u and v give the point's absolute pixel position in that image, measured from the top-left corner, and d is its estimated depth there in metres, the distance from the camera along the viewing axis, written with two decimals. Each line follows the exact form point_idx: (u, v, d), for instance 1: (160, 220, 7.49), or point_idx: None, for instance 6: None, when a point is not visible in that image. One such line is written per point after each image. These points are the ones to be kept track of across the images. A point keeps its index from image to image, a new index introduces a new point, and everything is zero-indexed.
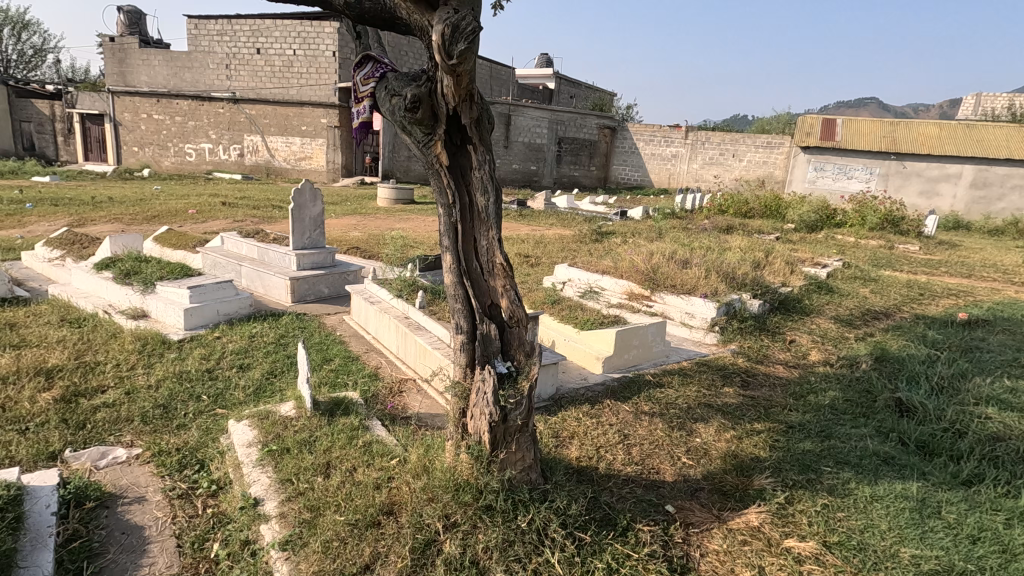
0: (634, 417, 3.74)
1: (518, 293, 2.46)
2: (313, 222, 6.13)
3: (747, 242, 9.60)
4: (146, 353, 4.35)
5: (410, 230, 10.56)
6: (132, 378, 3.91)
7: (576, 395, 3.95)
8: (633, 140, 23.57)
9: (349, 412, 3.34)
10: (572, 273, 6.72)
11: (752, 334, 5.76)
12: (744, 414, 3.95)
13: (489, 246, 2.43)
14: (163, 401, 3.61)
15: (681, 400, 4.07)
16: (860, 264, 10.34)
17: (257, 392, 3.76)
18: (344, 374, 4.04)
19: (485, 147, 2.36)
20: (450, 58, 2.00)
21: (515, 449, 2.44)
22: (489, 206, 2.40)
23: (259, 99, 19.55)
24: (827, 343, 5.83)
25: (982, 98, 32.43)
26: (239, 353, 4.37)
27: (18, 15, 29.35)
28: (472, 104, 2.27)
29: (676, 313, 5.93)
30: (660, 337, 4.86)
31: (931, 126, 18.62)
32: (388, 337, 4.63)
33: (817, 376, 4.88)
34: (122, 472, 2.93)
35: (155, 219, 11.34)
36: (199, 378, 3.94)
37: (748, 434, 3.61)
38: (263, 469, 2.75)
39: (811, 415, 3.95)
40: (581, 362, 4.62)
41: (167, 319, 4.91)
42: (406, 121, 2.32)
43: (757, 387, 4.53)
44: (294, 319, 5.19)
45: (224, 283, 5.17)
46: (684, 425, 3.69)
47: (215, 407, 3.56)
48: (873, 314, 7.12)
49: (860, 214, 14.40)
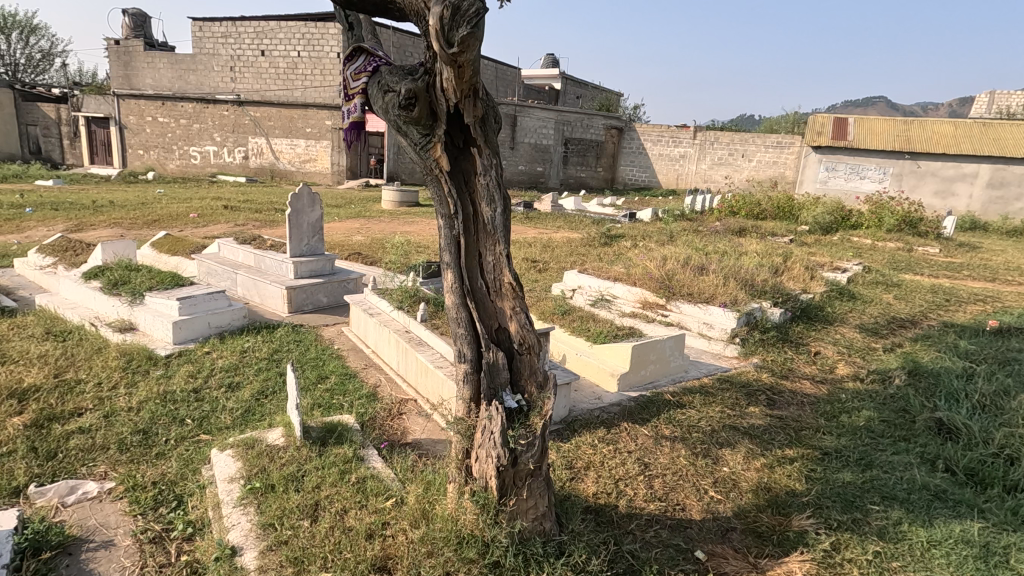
0: (655, 443, 3.43)
1: (529, 317, 2.16)
2: (311, 229, 5.86)
3: (764, 245, 9.26)
4: (130, 370, 4.08)
5: (414, 233, 10.30)
6: (113, 400, 3.63)
7: (590, 418, 3.64)
8: (641, 140, 23.16)
9: (342, 440, 3.04)
10: (583, 279, 6.44)
11: (775, 345, 5.42)
12: (773, 439, 3.62)
13: (496, 263, 2.14)
14: (143, 425, 3.34)
15: (704, 422, 3.75)
16: (879, 268, 9.97)
17: (245, 415, 3.47)
18: (339, 394, 3.74)
19: (491, 150, 2.07)
20: (449, 46, 1.71)
21: (526, 496, 2.11)
22: (497, 217, 2.10)
23: (264, 101, 19.39)
24: (854, 354, 5.49)
25: (997, 96, 31.65)
26: (229, 370, 4.09)
27: (26, 20, 29.42)
28: (476, 101, 1.98)
29: (693, 324, 5.59)
30: (678, 351, 4.54)
31: (946, 125, 18.18)
32: (388, 352, 4.35)
33: (847, 393, 4.54)
34: (91, 510, 2.65)
35: (155, 223, 11.13)
36: (183, 400, 3.65)
37: (779, 463, 3.29)
38: (244, 510, 2.45)
39: (847, 440, 3.62)
40: (594, 379, 4.31)
41: (155, 333, 4.65)
42: (401, 120, 2.04)
43: (784, 406, 4.20)
44: (290, 332, 4.91)
45: (216, 293, 4.89)
46: (709, 452, 3.39)
47: (199, 433, 3.29)
48: (899, 323, 6.75)
49: (877, 215, 14.00)
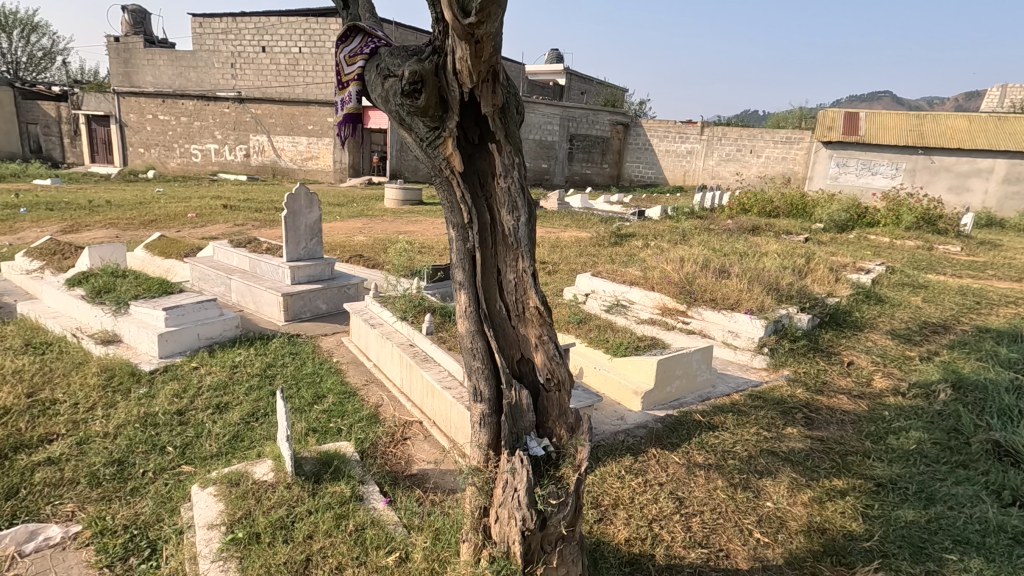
0: (687, 472, 3.08)
1: (558, 348, 1.82)
2: (309, 231, 5.51)
3: (783, 245, 8.86)
4: (110, 388, 3.75)
5: (418, 233, 9.97)
6: (89, 424, 3.30)
7: (615, 444, 3.29)
8: (648, 136, 22.68)
9: (339, 475, 2.70)
10: (597, 283, 6.11)
11: (806, 355, 5.05)
12: (818, 466, 3.26)
13: (518, 282, 1.80)
14: (119, 454, 3.01)
15: (740, 447, 3.39)
16: (902, 268, 9.54)
17: (233, 442, 3.14)
18: (337, 417, 3.40)
19: (513, 146, 1.74)
20: (465, 15, 1.37)
21: (557, 563, 1.76)
22: (520, 227, 1.76)
23: (265, 97, 19.03)
24: (890, 364, 5.13)
25: (1009, 90, 30.86)
26: (217, 388, 3.74)
27: (28, 18, 29.16)
28: (496, 86, 1.65)
29: (717, 332, 5.20)
30: (705, 364, 4.20)
31: (960, 119, 17.69)
32: (390, 367, 4.00)
33: (890, 410, 4.16)
34: (51, 561, 2.32)
35: (152, 224, 10.82)
36: (166, 423, 3.31)
37: (828, 496, 2.94)
38: (223, 567, 2.09)
39: (901, 467, 3.25)
40: (614, 396, 3.96)
41: (140, 345, 4.30)
42: (405, 110, 1.71)
43: (824, 426, 3.83)
44: (285, 343, 4.57)
45: (206, 301, 4.53)
46: (749, 483, 3.05)
47: (181, 463, 2.96)
48: (931, 328, 6.37)
49: (894, 212, 13.54)
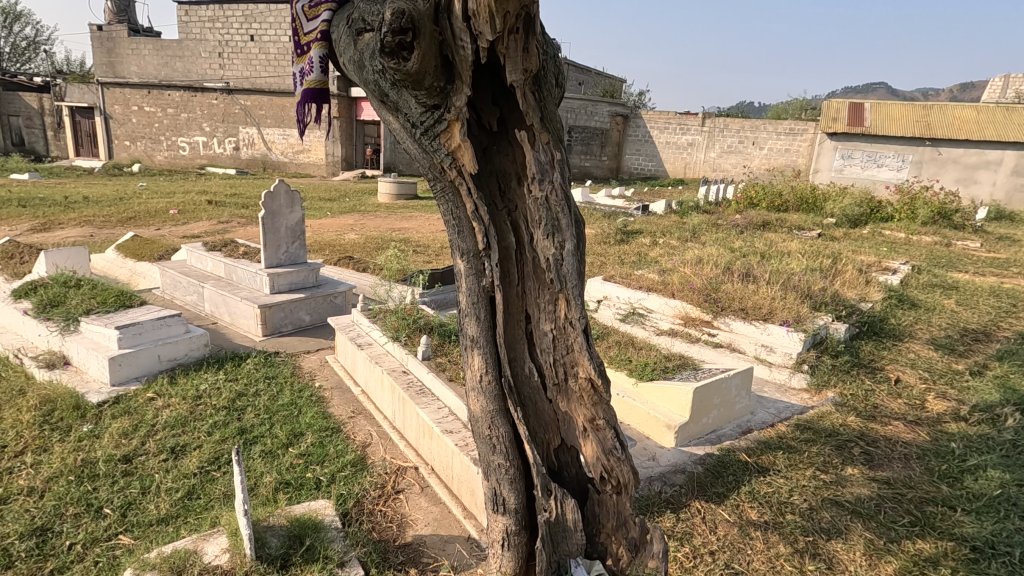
0: (741, 534, 2.54)
1: (606, 414, 1.71)
2: (290, 234, 4.95)
3: (804, 244, 8.26)
4: (48, 426, 3.15)
5: (414, 232, 9.37)
6: (10, 478, 2.70)
7: (650, 496, 2.76)
8: (648, 128, 22.02)
9: (313, 551, 2.15)
10: (609, 289, 5.59)
11: (849, 372, 4.50)
12: (894, 521, 2.71)
13: (556, 326, 1.64)
14: (42, 521, 2.42)
15: (797, 497, 2.83)
16: (925, 266, 8.96)
17: (184, 502, 2.56)
18: (315, 464, 2.82)
19: (549, 136, 1.47)
20: None
21: None
22: (564, 256, 1.52)
23: (254, 89, 18.26)
24: (941, 381, 4.56)
25: (1011, 80, 30.13)
26: (173, 426, 3.16)
27: (10, 6, 28.14)
28: (527, 45, 1.31)
29: (748, 346, 4.67)
30: (743, 390, 3.65)
31: (967, 109, 17.16)
32: (381, 396, 3.44)
33: (955, 441, 3.59)
34: None
35: (131, 222, 10.13)
36: (106, 475, 2.73)
37: (918, 568, 2.39)
38: None
39: (992, 523, 2.69)
40: (642, 428, 3.42)
41: (90, 370, 3.70)
42: (391, 81, 1.34)
43: (886, 464, 3.28)
44: (260, 365, 3.97)
45: (168, 317, 3.92)
46: (818, 548, 2.49)
47: (118, 533, 2.38)
48: (972, 336, 5.83)
49: (908, 206, 12.97)
